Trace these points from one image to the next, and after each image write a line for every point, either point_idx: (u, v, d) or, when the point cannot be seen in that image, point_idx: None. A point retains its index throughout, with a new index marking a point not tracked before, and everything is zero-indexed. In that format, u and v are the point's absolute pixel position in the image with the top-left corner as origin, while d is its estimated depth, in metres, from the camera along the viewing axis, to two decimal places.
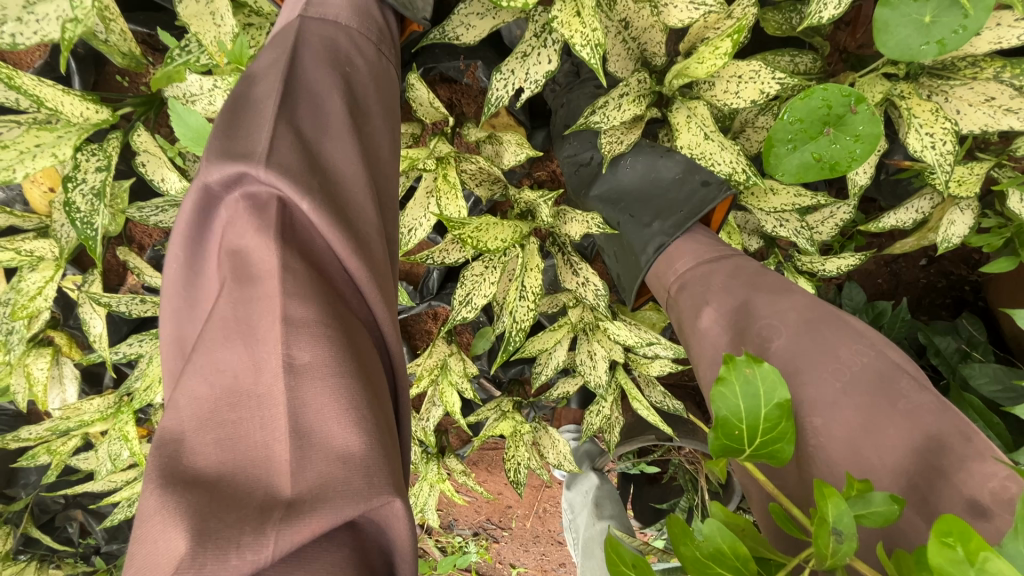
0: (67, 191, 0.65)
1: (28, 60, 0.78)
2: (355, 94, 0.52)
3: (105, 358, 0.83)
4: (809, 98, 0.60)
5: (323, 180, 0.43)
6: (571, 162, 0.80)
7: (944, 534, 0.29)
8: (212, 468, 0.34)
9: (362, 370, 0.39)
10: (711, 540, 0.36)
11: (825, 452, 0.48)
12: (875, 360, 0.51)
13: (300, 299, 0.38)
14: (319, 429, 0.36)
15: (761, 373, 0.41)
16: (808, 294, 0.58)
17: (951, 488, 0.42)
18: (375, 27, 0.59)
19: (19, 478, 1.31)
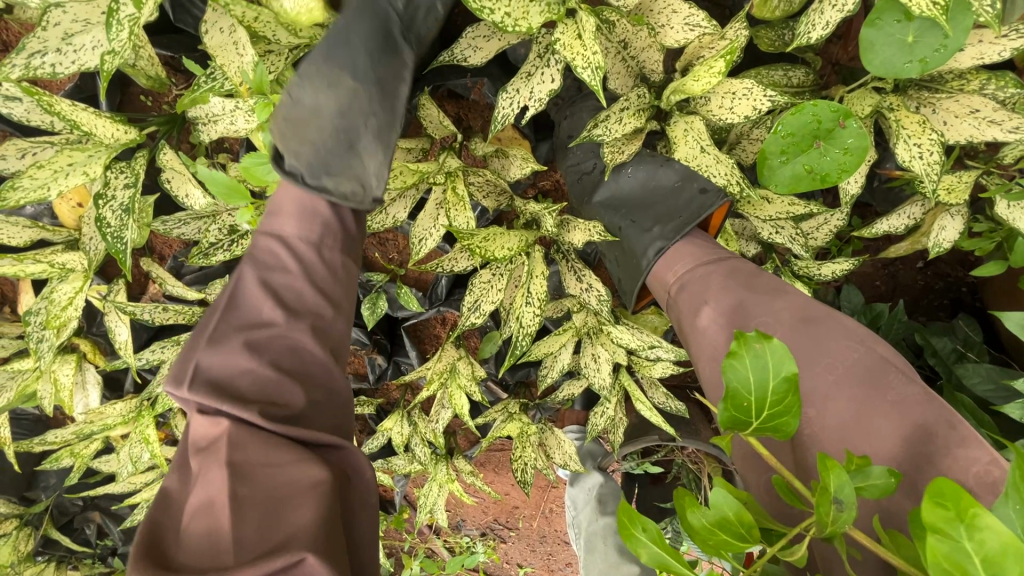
0: (99, 207, 0.69)
1: (58, 83, 0.83)
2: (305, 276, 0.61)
3: (130, 364, 0.86)
4: (799, 113, 0.63)
5: (247, 375, 0.52)
6: (575, 171, 0.83)
7: (937, 495, 0.30)
8: (177, 565, 0.43)
9: (285, 496, 0.47)
10: (719, 508, 0.39)
11: (819, 439, 0.51)
12: (866, 355, 0.54)
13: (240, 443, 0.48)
14: (253, 529, 0.44)
15: (771, 349, 0.42)
16: (802, 295, 0.61)
17: (938, 472, 0.45)
18: (330, 213, 0.64)
19: (39, 481, 1.34)
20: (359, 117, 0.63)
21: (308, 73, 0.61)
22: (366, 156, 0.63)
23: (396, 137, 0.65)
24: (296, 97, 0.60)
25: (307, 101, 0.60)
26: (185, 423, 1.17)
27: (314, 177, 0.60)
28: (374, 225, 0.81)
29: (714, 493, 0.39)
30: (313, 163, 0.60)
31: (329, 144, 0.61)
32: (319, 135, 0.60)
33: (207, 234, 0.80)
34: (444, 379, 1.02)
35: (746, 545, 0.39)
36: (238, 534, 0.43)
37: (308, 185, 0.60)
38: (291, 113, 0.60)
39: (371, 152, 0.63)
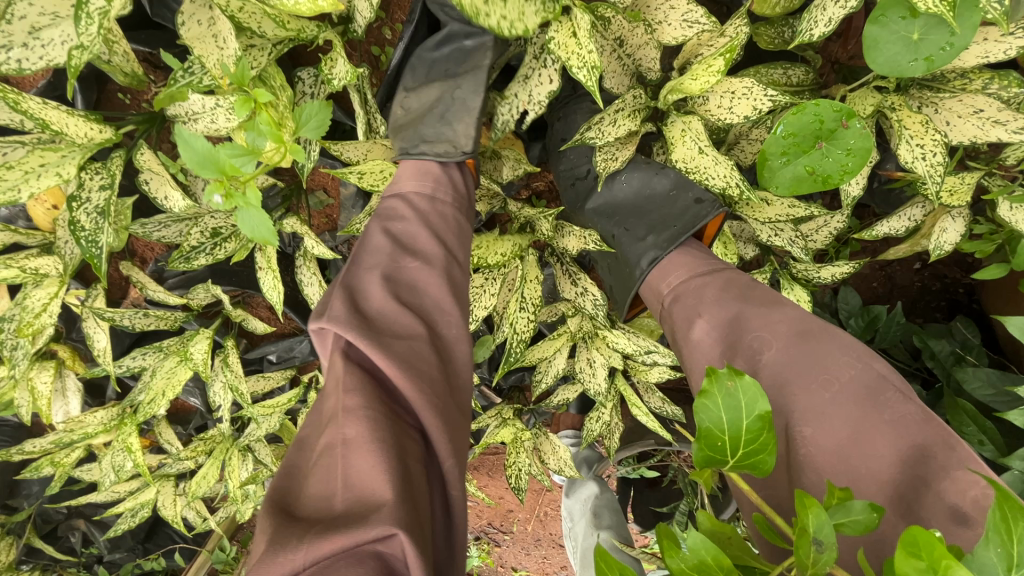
0: (72, 210, 0.66)
1: (31, 80, 0.80)
2: (410, 240, 0.61)
3: (108, 373, 0.83)
4: (800, 113, 0.61)
5: (372, 321, 0.52)
6: (568, 176, 0.81)
7: (909, 545, 0.29)
8: (295, 510, 0.42)
9: (393, 453, 0.44)
10: (695, 551, 0.37)
11: (813, 460, 0.49)
12: (863, 372, 0.50)
13: (353, 390, 0.47)
14: (359, 488, 0.42)
15: (742, 386, 0.41)
16: (797, 307, 0.58)
17: (933, 496, 0.42)
18: (431, 178, 0.67)
19: (21, 489, 1.31)
20: (448, 93, 0.69)
21: (409, 84, 0.72)
22: (456, 121, 0.69)
23: (481, 96, 0.68)
24: (401, 100, 0.73)
25: (411, 107, 0.71)
26: (170, 430, 1.14)
27: (413, 148, 0.69)
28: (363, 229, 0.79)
29: (688, 536, 0.37)
30: (412, 138, 0.69)
31: (427, 120, 0.70)
32: (419, 119, 0.70)
33: (188, 237, 0.78)
34: None
35: None
36: (346, 489, 0.42)
37: (412, 155, 0.68)
38: (397, 113, 0.72)
39: (460, 115, 0.69)
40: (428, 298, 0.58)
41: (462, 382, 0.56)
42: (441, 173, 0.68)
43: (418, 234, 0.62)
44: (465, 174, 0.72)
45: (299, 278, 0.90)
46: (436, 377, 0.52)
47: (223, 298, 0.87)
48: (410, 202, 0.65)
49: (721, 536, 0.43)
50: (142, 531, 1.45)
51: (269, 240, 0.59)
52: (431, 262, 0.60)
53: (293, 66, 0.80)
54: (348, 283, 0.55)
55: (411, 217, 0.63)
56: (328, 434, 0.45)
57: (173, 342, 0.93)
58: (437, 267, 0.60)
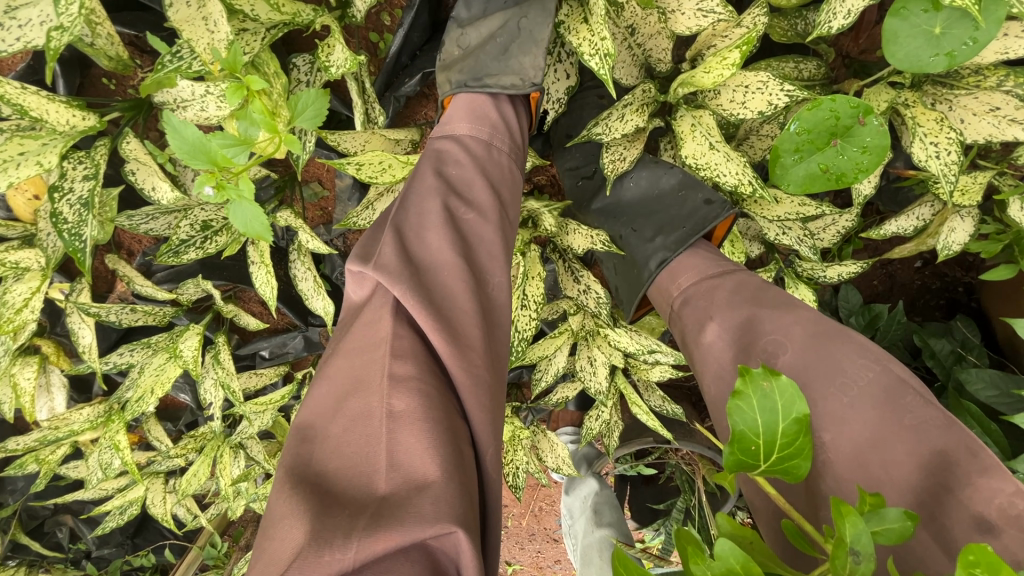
0: (53, 201, 0.63)
1: (10, 63, 0.76)
2: (460, 192, 0.57)
3: (93, 370, 0.80)
4: (816, 109, 0.59)
5: (423, 279, 0.49)
6: (572, 174, 0.79)
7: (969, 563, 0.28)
8: (336, 483, 0.39)
9: (441, 433, 0.42)
10: (724, 559, 0.35)
11: (834, 467, 0.48)
12: (881, 375, 0.49)
13: (403, 359, 0.44)
14: (405, 469, 0.40)
15: (779, 387, 0.40)
16: (812, 309, 0.56)
17: (956, 503, 0.41)
18: (490, 124, 0.64)
19: (7, 484, 1.28)
20: (512, 22, 0.63)
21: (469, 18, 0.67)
22: (521, 53, 0.62)
23: (549, 23, 0.60)
24: (457, 36, 0.67)
25: (471, 39, 0.66)
26: (159, 427, 1.11)
27: (476, 81, 0.64)
28: (360, 223, 0.76)
29: (717, 542, 0.36)
30: (473, 72, 0.65)
31: (489, 51, 0.65)
32: (480, 51, 0.65)
33: (177, 229, 0.74)
34: None
35: None
36: (391, 466, 0.40)
37: (471, 89, 0.64)
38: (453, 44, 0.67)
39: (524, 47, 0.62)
40: (479, 257, 0.54)
41: (502, 358, 0.54)
42: (494, 110, 0.65)
43: (467, 185, 0.58)
44: (516, 108, 0.69)
45: (293, 272, 0.87)
46: (485, 348, 0.50)
47: (214, 294, 0.84)
48: (462, 144, 0.61)
49: (749, 543, 0.42)
50: (132, 526, 1.43)
51: (263, 235, 0.56)
52: (481, 218, 0.57)
53: (287, 52, 0.77)
54: (397, 231, 0.52)
55: (458, 167, 0.59)
56: (374, 400, 0.42)
57: (161, 339, 0.90)
58: (488, 223, 0.57)
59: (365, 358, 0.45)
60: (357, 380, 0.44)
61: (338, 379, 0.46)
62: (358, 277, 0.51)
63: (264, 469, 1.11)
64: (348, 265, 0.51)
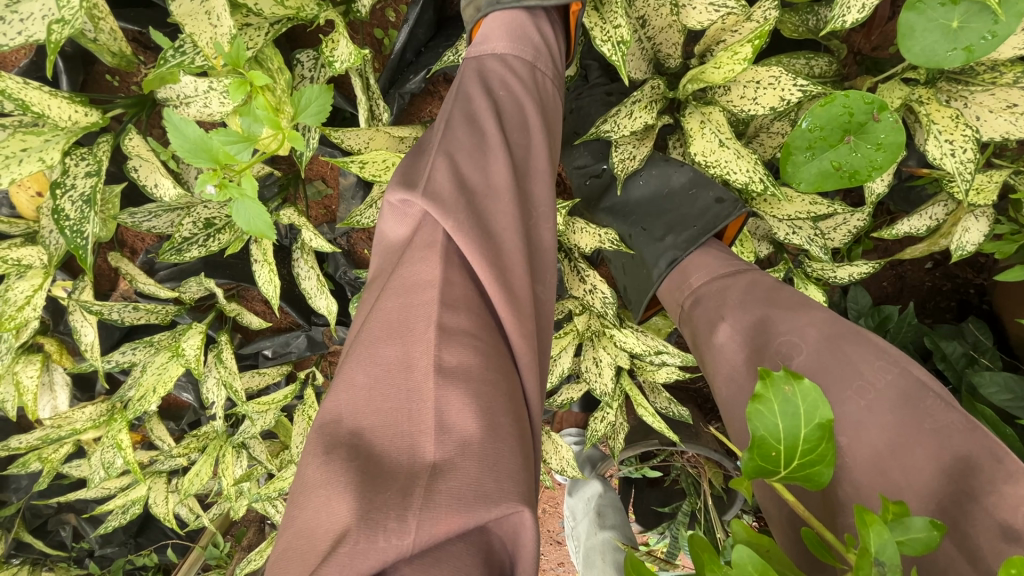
0: (56, 197, 0.62)
1: (13, 59, 0.75)
2: (507, 124, 0.53)
3: (95, 369, 0.80)
4: (829, 105, 0.58)
5: (475, 214, 0.45)
6: (580, 172, 0.77)
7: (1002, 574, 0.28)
8: (378, 447, 0.37)
9: (494, 392, 0.39)
10: (742, 567, 0.34)
11: (852, 473, 0.47)
12: (900, 378, 0.47)
13: (453, 308, 0.41)
14: (457, 429, 0.37)
15: (801, 391, 0.39)
16: (827, 310, 0.55)
17: (980, 511, 0.39)
18: (532, 47, 0.58)
19: (11, 483, 1.28)
20: None
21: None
22: None
23: None
24: None
25: None
26: (162, 426, 1.11)
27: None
28: (363, 221, 0.74)
29: (733, 549, 0.35)
30: None
31: None
32: None
33: (180, 227, 0.74)
34: None
35: None
36: (442, 425, 0.37)
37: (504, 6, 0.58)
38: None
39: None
40: (528, 198, 0.51)
41: (546, 310, 0.51)
42: (531, 25, 0.59)
43: (514, 116, 0.54)
44: (553, 25, 0.63)
45: (297, 271, 0.87)
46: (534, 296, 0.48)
47: (217, 293, 0.84)
48: (508, 68, 0.56)
49: (765, 552, 0.41)
50: (135, 525, 1.43)
51: (266, 232, 0.55)
52: (528, 156, 0.53)
53: (291, 48, 0.76)
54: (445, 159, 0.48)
55: (504, 96, 0.55)
56: (421, 350, 0.39)
57: (164, 337, 0.89)
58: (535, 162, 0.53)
59: (410, 301, 0.42)
60: (400, 325, 0.41)
61: (377, 321, 0.42)
62: (400, 205, 0.47)
63: (267, 469, 1.11)
64: (390, 194, 0.47)
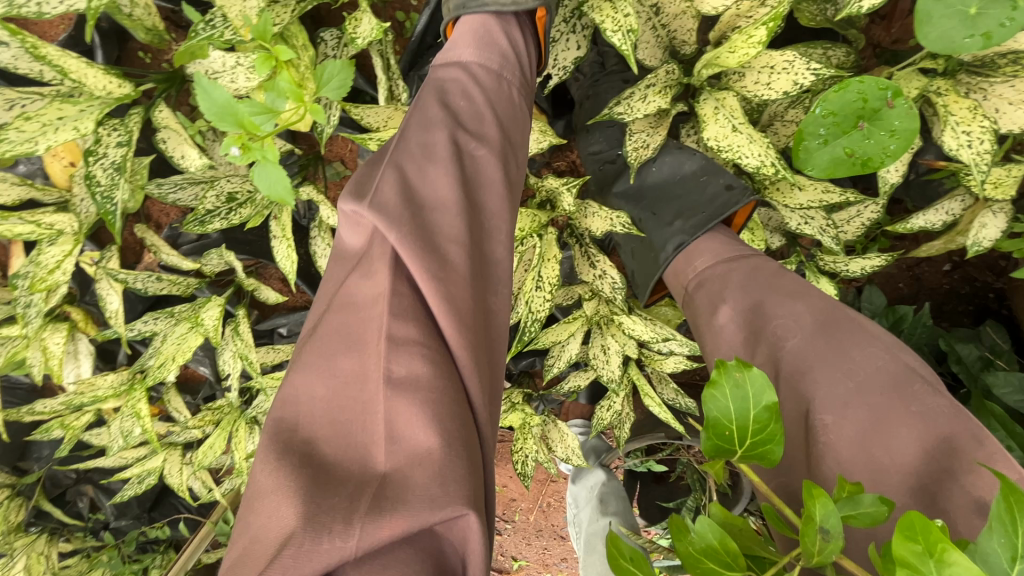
0: (88, 164, 0.65)
1: (53, 34, 0.79)
2: (466, 131, 0.54)
3: (119, 336, 0.82)
4: (843, 90, 0.58)
5: (422, 222, 0.46)
6: (595, 158, 0.78)
7: (906, 528, 0.29)
8: (329, 457, 0.38)
9: (442, 401, 0.40)
10: (703, 536, 0.40)
11: (836, 451, 0.45)
12: (890, 363, 0.48)
13: (403, 319, 0.42)
14: (405, 437, 0.38)
15: (750, 377, 0.41)
16: (824, 296, 0.56)
17: (959, 488, 0.40)
18: (498, 53, 0.60)
19: (33, 452, 1.34)
20: None
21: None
22: None
23: None
24: None
25: None
26: (179, 398, 1.14)
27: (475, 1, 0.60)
28: None
29: (698, 520, 0.40)
30: None
31: None
32: None
33: (204, 200, 0.76)
34: None
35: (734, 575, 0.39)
36: (392, 432, 0.38)
37: (470, 10, 0.60)
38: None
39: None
40: (486, 206, 0.52)
41: (504, 322, 0.51)
42: (499, 31, 0.61)
43: (473, 125, 0.55)
44: (523, 29, 0.64)
45: (314, 249, 0.89)
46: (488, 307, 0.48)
47: (236, 266, 0.86)
48: (470, 76, 0.58)
49: (735, 529, 0.45)
50: (149, 499, 1.47)
51: (286, 198, 0.57)
52: (486, 162, 0.54)
53: (315, 28, 0.78)
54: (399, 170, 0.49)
55: (464, 106, 0.56)
56: (371, 361, 0.41)
57: (184, 309, 0.92)
58: (495, 169, 0.54)
59: (361, 313, 0.43)
60: (351, 337, 0.42)
61: (333, 330, 0.44)
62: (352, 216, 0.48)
63: None
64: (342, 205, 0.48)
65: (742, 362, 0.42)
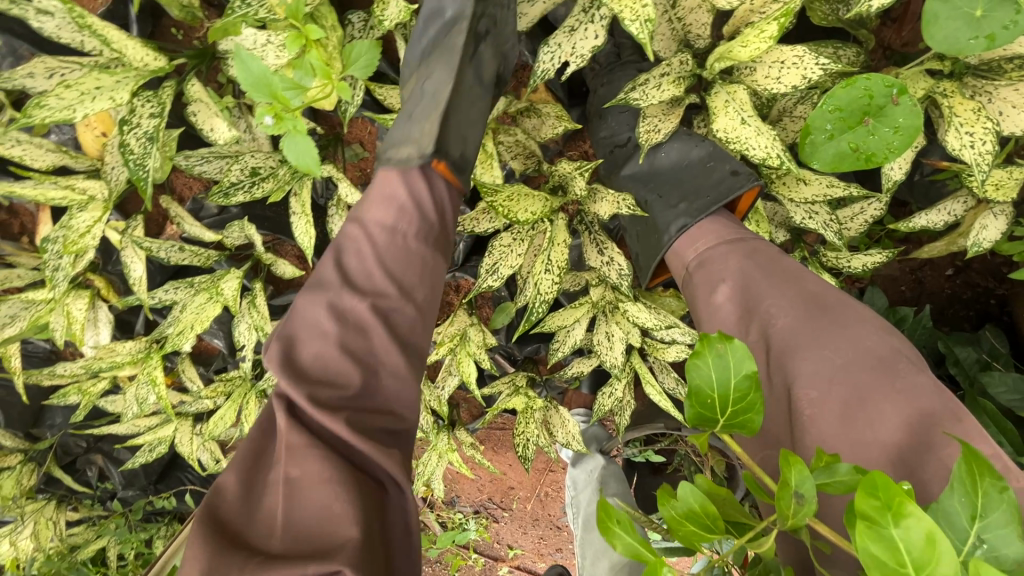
0: (122, 133, 0.68)
1: (92, 7, 0.82)
2: (361, 280, 0.60)
3: (141, 302, 0.86)
4: (851, 87, 0.60)
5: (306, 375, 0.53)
6: (607, 143, 0.81)
7: (870, 487, 0.30)
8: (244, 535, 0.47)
9: (330, 490, 0.48)
10: (686, 501, 0.43)
11: (824, 422, 0.49)
12: (877, 344, 0.52)
13: (300, 437, 0.50)
14: (302, 522, 0.47)
15: (731, 349, 0.43)
16: (817, 279, 0.60)
17: (935, 459, 0.44)
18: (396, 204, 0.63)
19: (46, 418, 1.37)
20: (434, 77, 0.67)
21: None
22: (422, 118, 0.66)
23: (450, 84, 0.66)
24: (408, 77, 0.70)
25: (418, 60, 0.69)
26: (193, 369, 1.18)
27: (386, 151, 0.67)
28: None
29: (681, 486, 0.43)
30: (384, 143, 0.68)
31: (402, 114, 0.68)
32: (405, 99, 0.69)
33: (229, 172, 0.79)
34: (454, 344, 1.01)
35: (714, 536, 0.42)
36: (288, 520, 0.47)
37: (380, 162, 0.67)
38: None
39: (454, 118, 0.66)
40: (377, 339, 0.58)
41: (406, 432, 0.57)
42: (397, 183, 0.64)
43: (367, 271, 0.61)
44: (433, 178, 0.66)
45: (331, 227, 0.92)
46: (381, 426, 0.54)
47: (256, 240, 0.89)
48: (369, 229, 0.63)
49: (721, 498, 0.48)
50: (155, 471, 1.50)
51: (313, 167, 0.60)
52: (382, 300, 0.60)
53: (343, 11, 0.81)
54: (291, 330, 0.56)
55: (363, 250, 0.62)
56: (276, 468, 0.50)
57: (203, 280, 0.95)
58: (389, 304, 0.60)
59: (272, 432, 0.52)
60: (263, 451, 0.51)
61: (247, 445, 0.52)
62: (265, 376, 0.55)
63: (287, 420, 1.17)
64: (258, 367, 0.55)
65: (723, 334, 0.44)
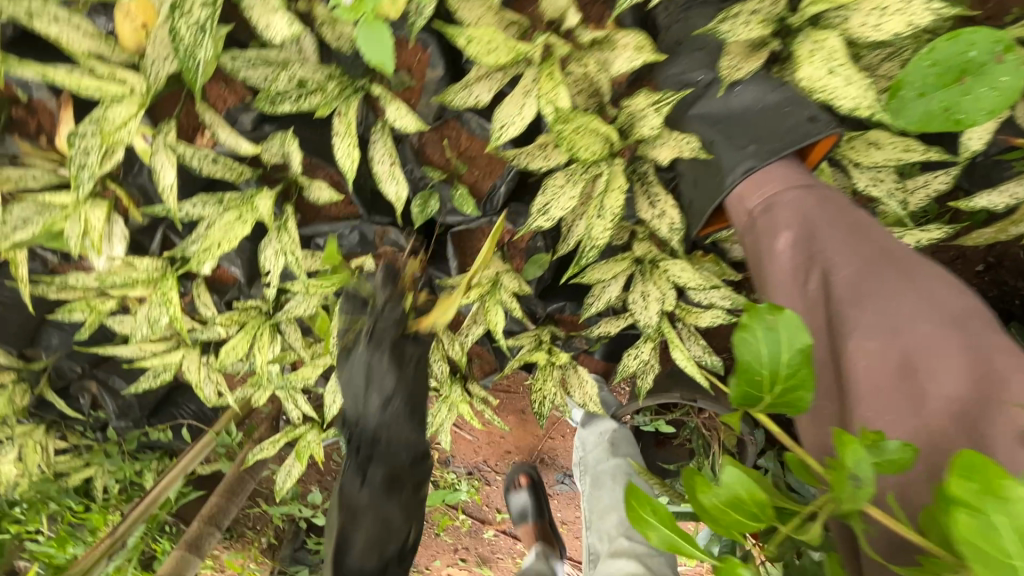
0: (173, 18, 0.64)
1: None
2: None
3: (170, 211, 0.81)
4: (954, 40, 0.57)
5: None
6: (675, 79, 0.74)
7: (964, 468, 0.32)
8: None
9: None
10: (730, 487, 0.42)
11: (888, 370, 0.53)
12: (947, 298, 0.54)
13: None
14: None
15: (784, 320, 0.42)
16: (885, 231, 0.61)
17: (1000, 412, 0.47)
18: None
19: (41, 339, 1.23)
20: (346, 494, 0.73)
21: (406, 355, 0.77)
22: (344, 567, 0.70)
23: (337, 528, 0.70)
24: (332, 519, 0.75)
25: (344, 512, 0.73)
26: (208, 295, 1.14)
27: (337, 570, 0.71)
28: (455, 101, 0.75)
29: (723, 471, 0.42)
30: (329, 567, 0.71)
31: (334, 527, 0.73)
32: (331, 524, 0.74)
33: (275, 79, 0.77)
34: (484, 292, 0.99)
35: (758, 522, 0.42)
36: None
37: None
38: (344, 390, 0.76)
39: (359, 530, 0.70)
40: None
41: None
42: None
43: None
44: None
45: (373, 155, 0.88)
46: None
47: (296, 159, 0.86)
48: None
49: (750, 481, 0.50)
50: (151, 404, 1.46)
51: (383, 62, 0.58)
52: None
53: None
54: None
55: None
56: None
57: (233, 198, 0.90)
58: None
59: None
60: None
61: None
62: None
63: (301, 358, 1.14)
64: None
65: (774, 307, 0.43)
